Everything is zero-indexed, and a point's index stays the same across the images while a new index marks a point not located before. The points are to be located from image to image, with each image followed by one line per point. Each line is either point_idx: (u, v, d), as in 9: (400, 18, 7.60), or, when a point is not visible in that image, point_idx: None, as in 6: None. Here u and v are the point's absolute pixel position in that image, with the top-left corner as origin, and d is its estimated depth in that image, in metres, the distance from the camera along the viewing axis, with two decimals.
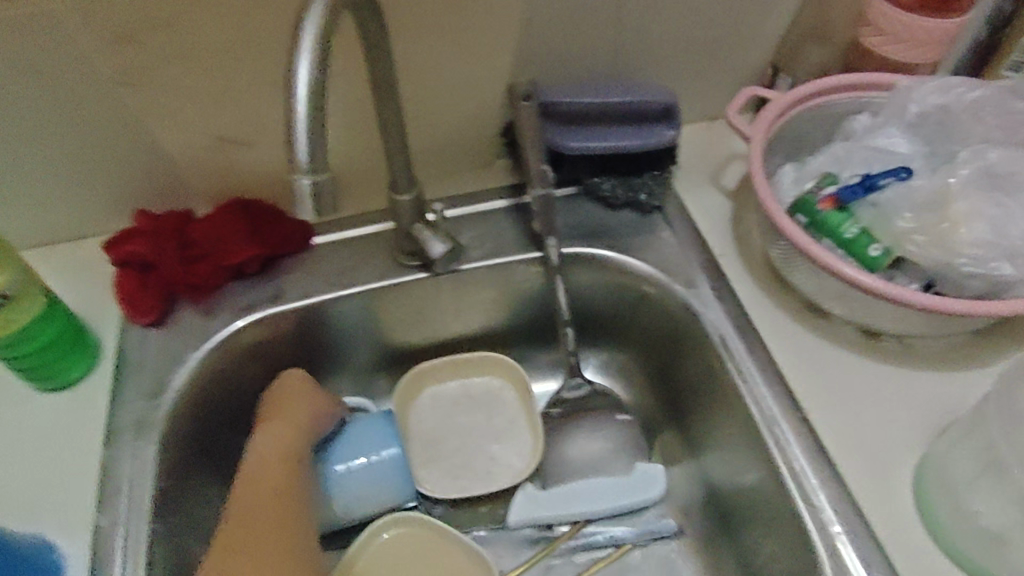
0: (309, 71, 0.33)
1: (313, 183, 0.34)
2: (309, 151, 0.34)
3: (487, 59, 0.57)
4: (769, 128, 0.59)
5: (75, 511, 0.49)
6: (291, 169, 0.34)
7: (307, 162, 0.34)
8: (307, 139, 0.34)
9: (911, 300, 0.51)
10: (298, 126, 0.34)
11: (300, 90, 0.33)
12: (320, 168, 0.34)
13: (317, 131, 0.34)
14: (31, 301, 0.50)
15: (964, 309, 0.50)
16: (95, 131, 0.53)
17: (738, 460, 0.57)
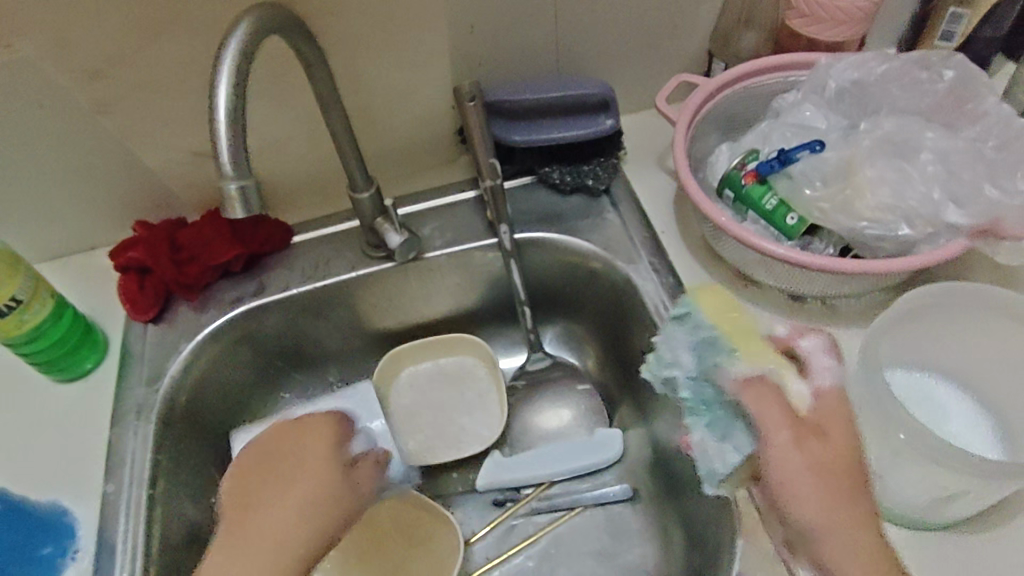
0: (227, 95, 0.40)
1: (239, 186, 0.41)
2: (232, 160, 0.40)
3: (427, 66, 0.63)
4: (695, 112, 0.64)
5: (85, 481, 0.57)
6: (219, 176, 0.41)
7: (232, 170, 0.40)
8: (229, 149, 0.40)
9: (825, 265, 0.53)
10: (221, 139, 0.40)
11: (221, 111, 0.40)
12: (245, 175, 0.41)
13: (237, 142, 0.40)
14: (41, 304, 0.58)
15: (874, 267, 0.53)
16: (88, 153, 0.60)
17: (676, 419, 0.62)
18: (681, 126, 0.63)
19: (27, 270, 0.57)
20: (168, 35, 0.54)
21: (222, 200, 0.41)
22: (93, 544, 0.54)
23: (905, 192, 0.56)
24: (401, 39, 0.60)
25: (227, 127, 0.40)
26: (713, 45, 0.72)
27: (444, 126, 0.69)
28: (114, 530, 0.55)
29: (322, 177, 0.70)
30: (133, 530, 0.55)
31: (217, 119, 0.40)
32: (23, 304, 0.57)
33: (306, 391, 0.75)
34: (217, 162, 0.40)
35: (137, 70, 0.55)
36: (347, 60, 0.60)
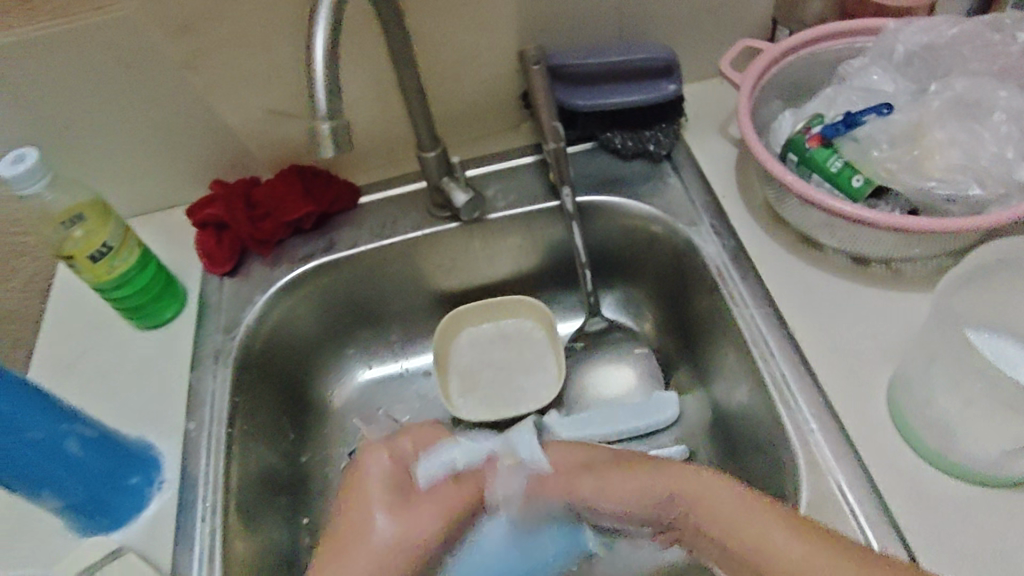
0: (324, 37, 0.42)
1: (332, 126, 0.43)
2: (327, 99, 0.42)
3: (497, 29, 0.65)
4: (759, 76, 0.65)
5: (169, 419, 0.61)
6: (313, 116, 0.42)
7: (327, 110, 0.42)
8: (324, 91, 0.42)
9: (891, 222, 0.53)
10: (316, 81, 0.42)
11: (318, 53, 0.42)
12: (337, 115, 0.43)
13: (331, 83, 0.42)
14: (129, 251, 0.61)
15: (944, 226, 0.53)
16: (174, 112, 0.64)
17: (735, 379, 0.63)
18: (744, 89, 0.63)
19: (117, 219, 0.61)
20: None
21: (313, 140, 0.43)
22: (176, 476, 0.57)
23: (976, 154, 0.56)
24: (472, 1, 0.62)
25: (323, 68, 0.42)
26: (779, 13, 0.72)
27: (509, 91, 0.71)
28: (195, 463, 0.58)
29: (389, 141, 0.72)
30: (213, 464, 0.58)
31: (315, 62, 0.42)
32: (113, 250, 0.60)
33: (368, 348, 0.78)
34: (312, 103, 0.42)
35: (224, 27, 0.58)
36: (420, 21, 0.62)
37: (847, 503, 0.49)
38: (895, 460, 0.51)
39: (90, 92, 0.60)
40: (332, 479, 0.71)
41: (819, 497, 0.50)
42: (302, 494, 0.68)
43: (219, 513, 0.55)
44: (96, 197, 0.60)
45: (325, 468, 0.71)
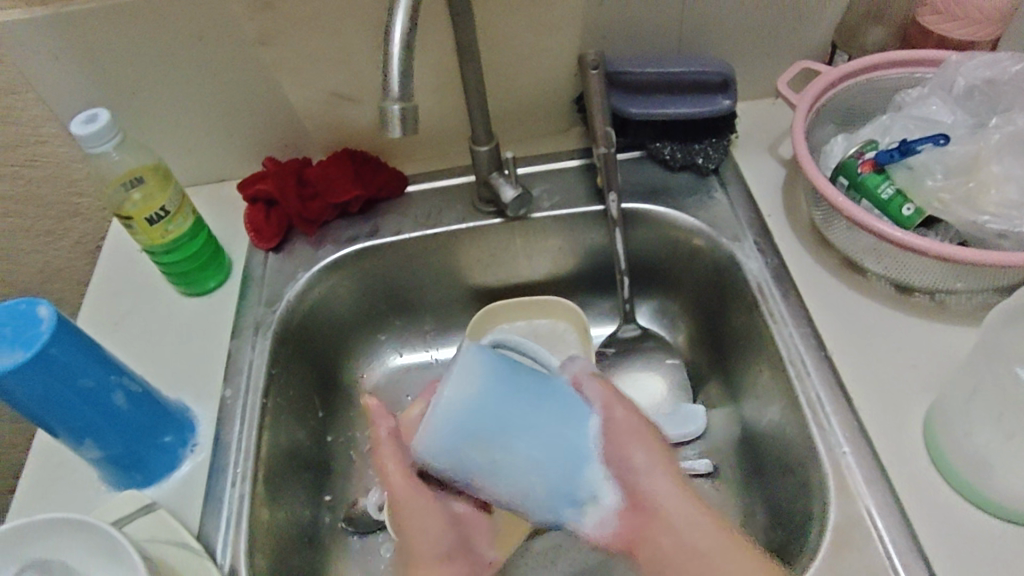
0: (403, 21, 0.43)
1: (401, 108, 0.43)
2: (399, 81, 0.43)
3: (561, 31, 0.66)
4: (817, 98, 0.65)
5: (206, 384, 0.62)
6: (384, 96, 0.43)
7: (398, 91, 0.43)
8: (398, 73, 0.43)
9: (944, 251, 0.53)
10: (391, 62, 0.43)
11: (395, 37, 0.43)
12: (406, 97, 0.43)
13: (404, 66, 0.43)
14: (184, 218, 0.63)
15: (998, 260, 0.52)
16: (239, 86, 0.65)
17: (767, 397, 0.63)
18: (800, 111, 0.63)
19: (176, 185, 0.62)
20: None
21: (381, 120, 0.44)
22: (210, 441, 0.58)
23: None
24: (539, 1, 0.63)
25: (399, 50, 0.43)
26: (839, 38, 0.71)
27: (564, 93, 0.71)
28: (229, 429, 0.59)
29: (441, 132, 0.73)
30: (246, 432, 0.59)
31: (392, 45, 0.43)
32: (169, 216, 0.62)
33: (402, 335, 0.79)
34: (385, 81, 0.43)
35: (297, 8, 0.59)
36: (486, 17, 0.63)
37: (876, 528, 0.49)
38: (928, 490, 0.50)
39: (160, 58, 0.62)
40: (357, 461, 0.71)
41: (849, 520, 0.50)
42: (328, 472, 0.68)
43: (249, 480, 0.56)
44: (156, 163, 0.61)
45: (351, 449, 0.72)
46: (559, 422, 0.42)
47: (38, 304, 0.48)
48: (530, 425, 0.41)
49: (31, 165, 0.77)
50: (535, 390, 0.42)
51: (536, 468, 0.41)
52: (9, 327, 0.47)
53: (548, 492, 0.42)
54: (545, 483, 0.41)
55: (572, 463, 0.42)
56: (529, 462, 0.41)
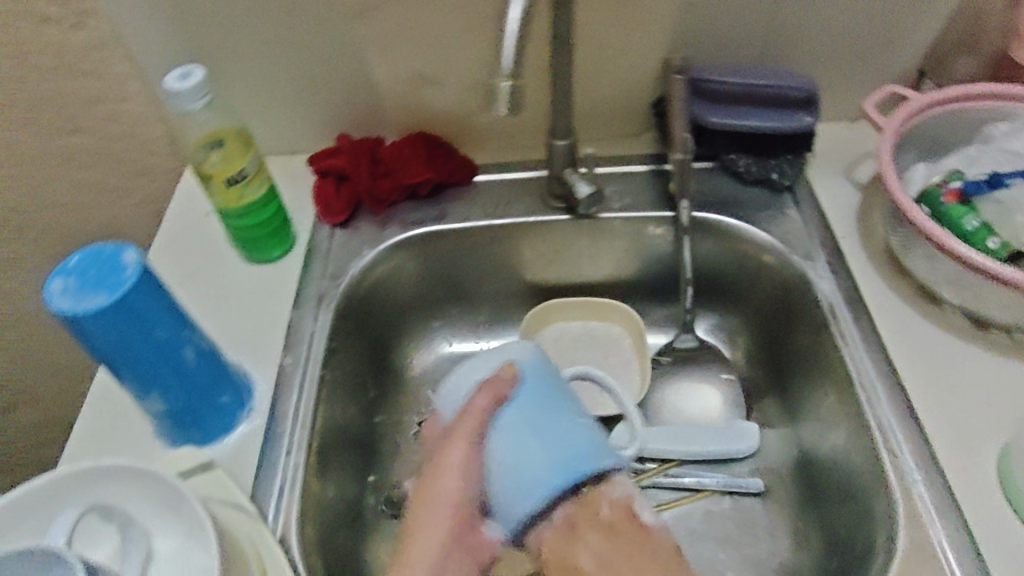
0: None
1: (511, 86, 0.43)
2: (512, 57, 0.43)
3: (650, 33, 0.65)
4: (903, 127, 0.63)
5: (267, 350, 0.62)
6: (496, 73, 0.43)
7: (510, 68, 0.43)
8: (512, 50, 0.43)
9: None
10: (507, 40, 0.43)
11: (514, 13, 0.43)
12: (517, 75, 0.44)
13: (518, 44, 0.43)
14: (260, 183, 0.63)
15: None
16: (327, 58, 0.66)
17: (831, 422, 0.62)
18: (887, 133, 0.62)
19: (255, 151, 0.62)
20: None
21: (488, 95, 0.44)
22: (266, 407, 0.58)
23: None
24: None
25: (515, 28, 0.43)
26: (928, 65, 0.70)
27: (643, 97, 0.71)
28: (287, 397, 0.59)
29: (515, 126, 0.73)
30: (304, 401, 0.59)
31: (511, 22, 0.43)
32: (246, 180, 0.62)
33: (456, 324, 0.78)
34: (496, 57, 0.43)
35: None
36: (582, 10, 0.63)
37: (947, 562, 0.48)
38: (1002, 528, 0.49)
39: (255, 21, 0.63)
40: (403, 445, 0.71)
41: (918, 551, 0.49)
42: (375, 453, 0.68)
43: (304, 450, 0.56)
44: (240, 127, 0.61)
45: (398, 433, 0.72)
46: (567, 436, 0.47)
47: (125, 250, 0.48)
48: (551, 404, 0.49)
49: (110, 120, 0.78)
50: (570, 410, 0.50)
51: (515, 444, 0.47)
52: (94, 271, 0.47)
53: (495, 464, 0.47)
54: (526, 432, 0.47)
55: (558, 468, 0.46)
56: (515, 432, 0.48)
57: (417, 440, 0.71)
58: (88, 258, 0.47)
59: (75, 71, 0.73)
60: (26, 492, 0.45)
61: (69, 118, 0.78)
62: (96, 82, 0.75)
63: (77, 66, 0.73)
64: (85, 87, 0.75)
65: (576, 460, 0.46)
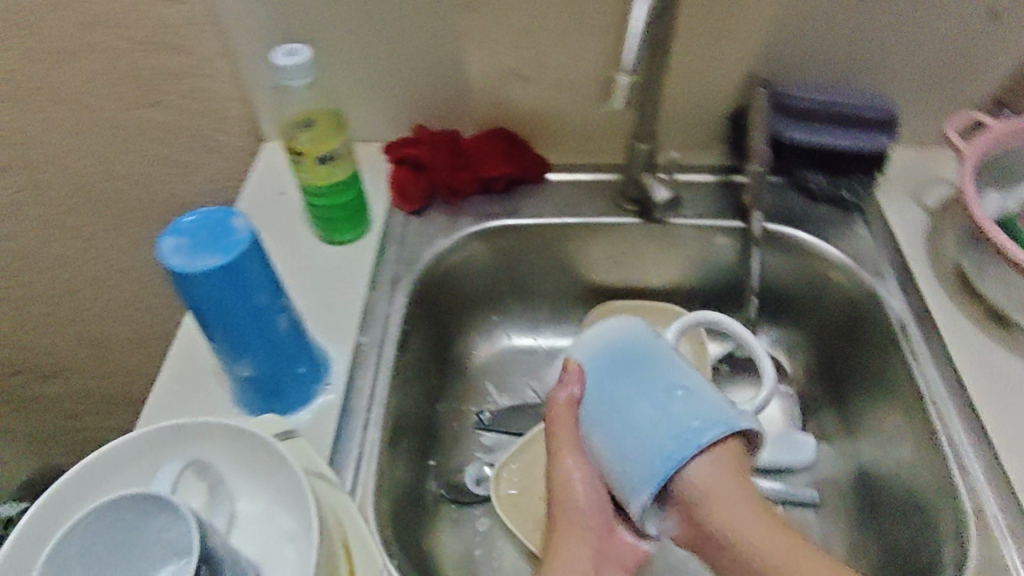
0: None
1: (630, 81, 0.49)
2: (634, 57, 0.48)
3: (737, 44, 0.67)
4: (983, 152, 0.64)
5: (344, 328, 0.63)
6: (618, 69, 0.49)
7: (630, 67, 0.49)
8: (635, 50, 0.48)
9: None
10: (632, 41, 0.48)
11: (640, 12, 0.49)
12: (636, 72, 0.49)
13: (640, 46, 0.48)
14: (348, 164, 0.65)
15: None
16: (422, 47, 0.68)
17: (896, 438, 0.63)
18: (968, 156, 0.63)
19: (346, 133, 0.64)
20: None
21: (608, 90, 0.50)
22: (342, 383, 0.59)
23: None
24: (726, 11, 0.64)
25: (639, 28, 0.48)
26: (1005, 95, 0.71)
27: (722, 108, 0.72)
28: (363, 374, 0.60)
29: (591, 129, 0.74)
30: (379, 380, 0.60)
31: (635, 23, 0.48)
32: (337, 159, 0.63)
33: (515, 320, 0.79)
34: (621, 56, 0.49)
35: None
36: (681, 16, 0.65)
37: None
38: None
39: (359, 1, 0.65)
40: (460, 433, 0.72)
41: (989, 566, 0.49)
42: (435, 439, 0.69)
43: (379, 427, 0.57)
44: (334, 109, 0.64)
45: (455, 421, 0.72)
46: (653, 426, 0.44)
47: (233, 215, 0.50)
48: (633, 389, 0.46)
49: (188, 97, 0.78)
50: (655, 386, 0.46)
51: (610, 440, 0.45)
52: (205, 232, 0.48)
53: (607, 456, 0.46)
54: (612, 431, 0.45)
55: (650, 457, 0.43)
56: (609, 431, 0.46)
57: (475, 431, 0.72)
58: (199, 220, 0.49)
59: (160, 45, 0.74)
60: (122, 446, 0.46)
61: (147, 92, 0.77)
62: (182, 57, 0.75)
63: (163, 40, 0.73)
64: (167, 61, 0.75)
65: (670, 452, 0.43)
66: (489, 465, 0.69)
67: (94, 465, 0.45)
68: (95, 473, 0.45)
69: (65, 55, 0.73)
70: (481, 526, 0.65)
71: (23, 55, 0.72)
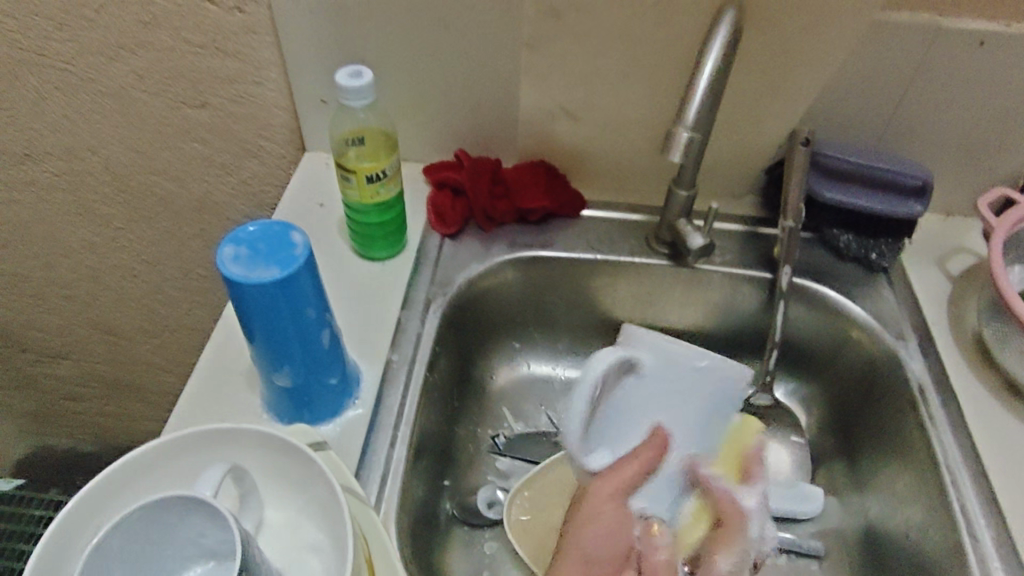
0: (716, 61, 0.54)
1: (688, 136, 0.54)
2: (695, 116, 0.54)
3: (782, 104, 0.69)
4: (1014, 225, 0.65)
5: (377, 344, 0.64)
6: (680, 124, 0.54)
7: (690, 122, 0.54)
8: (696, 110, 0.54)
9: None
10: (693, 100, 0.54)
11: (706, 69, 0.54)
12: (694, 128, 0.54)
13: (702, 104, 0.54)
14: (394, 184, 0.66)
15: None
16: (478, 78, 0.70)
17: (906, 500, 0.63)
18: (999, 229, 0.65)
19: (396, 154, 0.66)
20: (604, 2, 0.62)
21: (668, 143, 0.55)
22: (371, 400, 0.60)
23: None
24: (776, 71, 0.66)
25: (702, 90, 0.54)
26: None
27: (760, 161, 0.74)
28: (393, 390, 0.61)
29: (629, 171, 0.76)
30: (408, 397, 0.61)
31: (697, 86, 0.54)
32: (385, 180, 0.64)
33: (535, 347, 0.80)
34: (682, 112, 0.54)
35: (565, 22, 0.64)
36: (733, 72, 0.67)
37: None
38: None
39: (421, 23, 0.67)
40: (475, 456, 0.73)
41: None
42: (451, 460, 0.70)
43: (405, 446, 0.58)
44: (386, 131, 0.67)
45: (470, 443, 0.73)
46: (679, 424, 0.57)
47: (292, 229, 0.51)
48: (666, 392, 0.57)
49: (239, 101, 0.78)
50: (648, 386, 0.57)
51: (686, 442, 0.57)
52: (264, 243, 0.50)
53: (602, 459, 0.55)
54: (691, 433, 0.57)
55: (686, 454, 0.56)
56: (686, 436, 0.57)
57: (489, 454, 0.73)
58: (259, 231, 0.51)
59: (220, 50, 0.74)
60: (164, 445, 0.46)
61: (198, 93, 0.77)
62: (239, 64, 0.75)
63: (223, 45, 0.73)
64: (225, 65, 0.75)
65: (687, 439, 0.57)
66: (501, 489, 0.70)
67: (137, 461, 0.46)
68: (135, 470, 0.46)
69: (123, 51, 0.74)
70: (488, 550, 0.66)
71: (81, 48, 0.74)
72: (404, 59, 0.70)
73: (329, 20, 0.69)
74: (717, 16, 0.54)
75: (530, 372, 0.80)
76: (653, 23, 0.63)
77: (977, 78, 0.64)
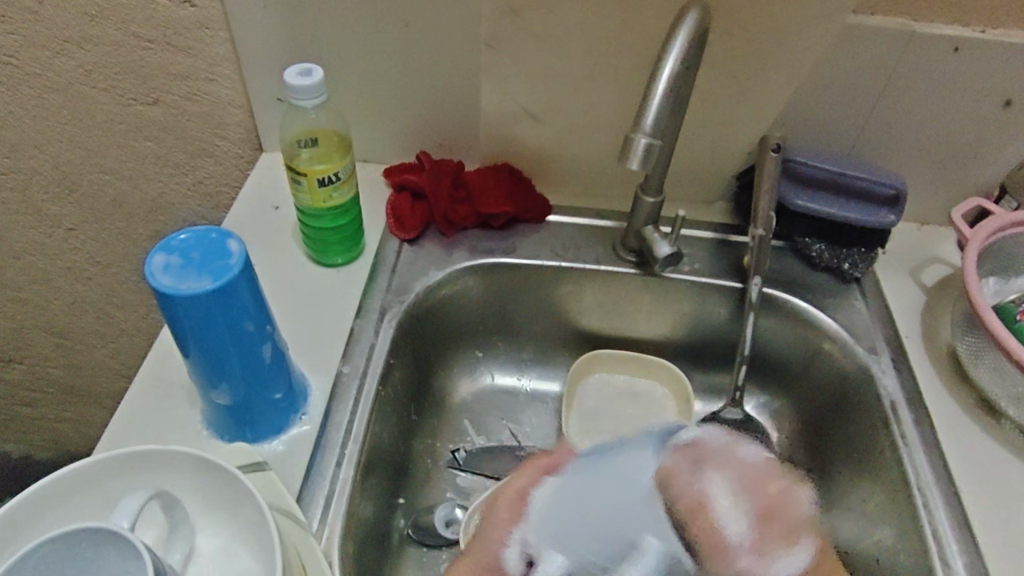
0: (677, 66, 0.51)
1: (648, 142, 0.51)
2: (654, 122, 0.51)
3: (754, 110, 0.67)
4: (988, 236, 0.63)
5: (327, 357, 0.61)
6: (638, 129, 0.51)
7: (650, 128, 0.51)
8: (656, 111, 0.51)
9: None
10: (654, 103, 0.51)
11: (665, 72, 0.51)
12: (655, 135, 0.51)
13: (664, 109, 0.51)
14: (349, 187, 0.63)
15: None
16: (440, 78, 0.67)
17: (876, 519, 0.61)
18: (972, 240, 0.63)
19: (351, 156, 0.62)
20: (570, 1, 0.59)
21: (626, 149, 0.52)
22: (320, 416, 0.57)
23: None
24: (749, 75, 0.64)
25: (661, 93, 0.51)
26: None
27: (731, 168, 0.72)
28: (342, 405, 0.58)
29: (597, 176, 0.73)
30: (358, 412, 0.58)
31: (657, 87, 0.51)
32: (338, 183, 0.61)
33: (499, 356, 0.77)
34: (641, 117, 0.51)
35: (530, 22, 0.61)
36: (704, 75, 0.64)
37: None
38: None
39: (380, 21, 0.64)
40: (433, 470, 0.70)
41: None
42: (406, 475, 0.67)
43: (353, 465, 0.54)
44: (340, 132, 0.64)
45: (427, 457, 0.70)
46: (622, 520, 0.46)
47: (229, 237, 0.48)
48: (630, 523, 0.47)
49: (192, 99, 0.74)
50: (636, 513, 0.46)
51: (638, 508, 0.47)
52: (199, 252, 0.47)
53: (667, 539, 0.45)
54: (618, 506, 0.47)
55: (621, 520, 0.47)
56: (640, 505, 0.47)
57: (447, 469, 0.70)
58: (193, 240, 0.47)
59: (171, 45, 0.70)
60: (82, 471, 0.43)
61: (149, 89, 0.73)
62: (191, 59, 0.71)
63: (176, 40, 0.69)
64: (176, 61, 0.71)
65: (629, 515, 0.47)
66: (459, 507, 0.66)
67: (53, 487, 0.42)
68: (51, 498, 0.42)
69: (69, 44, 0.70)
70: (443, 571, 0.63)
71: (25, 41, 0.70)
72: (364, 57, 0.67)
73: (284, 16, 0.66)
74: (680, 16, 0.52)
75: (493, 383, 0.77)
76: (621, 24, 0.60)
77: (953, 86, 0.63)
